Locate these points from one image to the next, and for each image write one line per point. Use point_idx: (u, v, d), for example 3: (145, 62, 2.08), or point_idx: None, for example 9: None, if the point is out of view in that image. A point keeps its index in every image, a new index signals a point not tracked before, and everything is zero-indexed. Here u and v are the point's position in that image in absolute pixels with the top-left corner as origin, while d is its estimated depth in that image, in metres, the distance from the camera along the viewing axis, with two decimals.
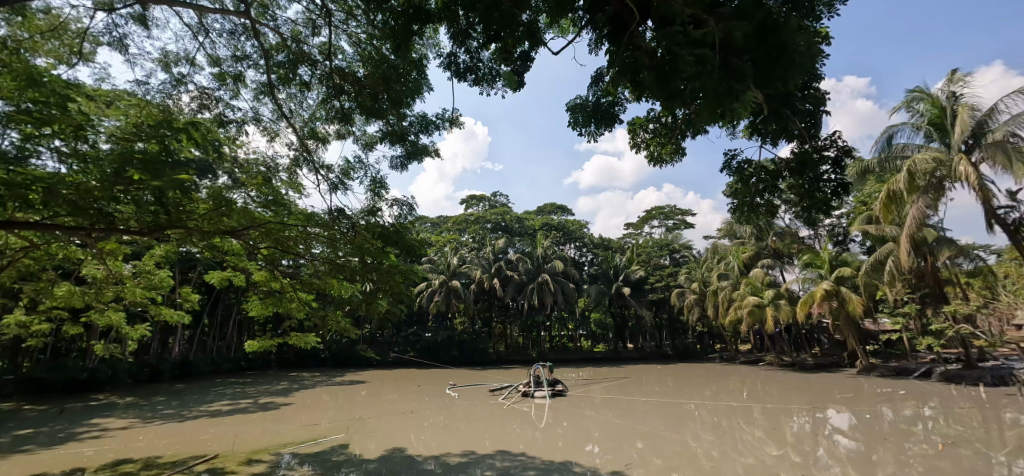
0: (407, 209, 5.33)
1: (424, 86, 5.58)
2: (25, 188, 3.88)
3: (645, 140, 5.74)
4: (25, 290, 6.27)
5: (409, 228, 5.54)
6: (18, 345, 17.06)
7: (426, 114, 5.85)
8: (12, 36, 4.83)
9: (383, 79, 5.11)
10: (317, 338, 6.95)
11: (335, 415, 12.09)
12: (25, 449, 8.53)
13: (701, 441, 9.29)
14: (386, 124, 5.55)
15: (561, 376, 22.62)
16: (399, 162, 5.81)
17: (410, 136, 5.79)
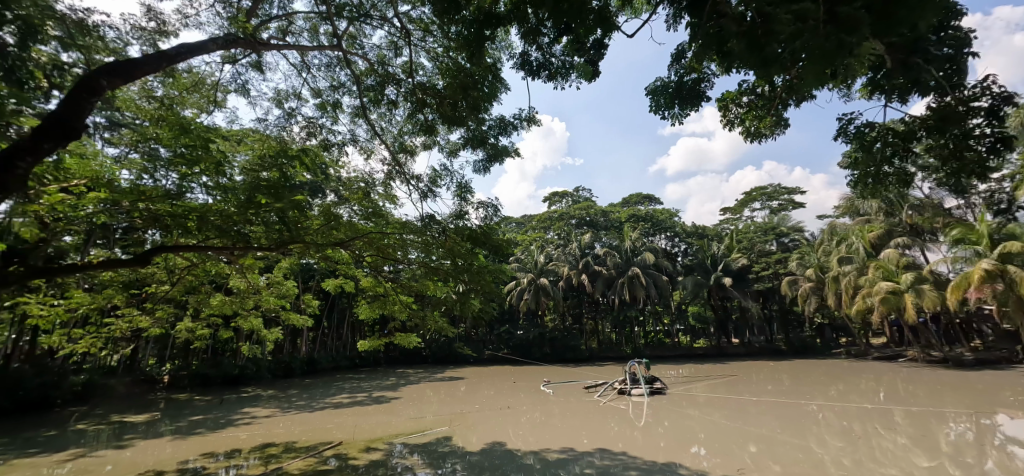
0: (492, 211, 5.68)
1: (501, 88, 5.76)
2: (182, 217, 4.96)
3: (739, 116, 5.46)
4: (191, 301, 7.66)
5: (495, 229, 5.89)
6: (188, 347, 20.72)
7: (504, 116, 6.10)
8: (168, 95, 5.95)
9: (461, 88, 5.40)
10: (418, 338, 7.56)
11: (441, 409, 12.96)
12: (199, 432, 10.39)
13: (827, 447, 8.46)
14: (467, 130, 5.90)
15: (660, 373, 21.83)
16: (483, 165, 6.14)
17: (491, 140, 6.10)
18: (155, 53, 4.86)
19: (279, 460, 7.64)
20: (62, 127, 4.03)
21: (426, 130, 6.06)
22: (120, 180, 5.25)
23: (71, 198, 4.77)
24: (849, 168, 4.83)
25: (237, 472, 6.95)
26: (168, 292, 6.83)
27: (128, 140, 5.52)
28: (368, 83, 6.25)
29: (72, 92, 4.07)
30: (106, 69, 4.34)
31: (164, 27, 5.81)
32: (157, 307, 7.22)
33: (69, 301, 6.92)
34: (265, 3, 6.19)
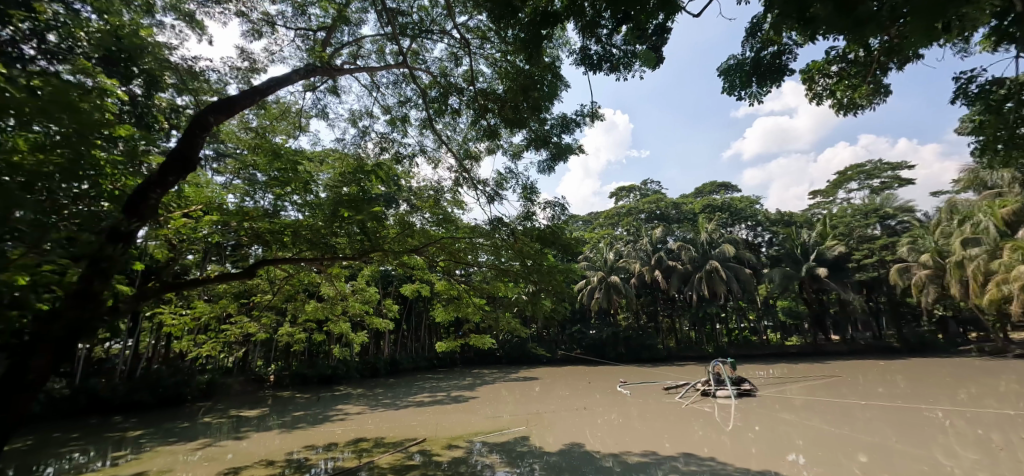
0: (559, 210, 5.65)
1: (561, 86, 5.70)
2: (277, 233, 5.61)
3: (828, 87, 5.07)
4: (290, 309, 8.50)
5: (563, 228, 5.87)
6: (288, 349, 22.96)
7: (566, 113, 6.08)
8: (262, 125, 6.70)
9: (522, 90, 5.48)
10: (493, 338, 7.81)
11: (518, 409, 13.20)
12: (301, 426, 11.52)
13: (958, 460, 7.49)
14: (530, 131, 6.02)
15: (747, 374, 20.49)
16: (548, 165, 6.21)
17: (554, 138, 6.12)
18: (249, 88, 5.52)
19: (371, 454, 8.26)
20: (182, 160, 4.75)
21: (490, 135, 6.26)
22: (228, 203, 6.01)
23: (191, 221, 5.55)
24: (975, 134, 4.28)
25: (336, 464, 7.63)
26: (271, 301, 7.66)
27: (232, 168, 6.31)
28: (432, 95, 6.59)
29: (189, 130, 4.84)
30: (212, 107, 5.11)
31: (256, 65, 6.58)
32: (262, 314, 8.12)
33: (192, 310, 7.99)
34: (339, 32, 6.76)
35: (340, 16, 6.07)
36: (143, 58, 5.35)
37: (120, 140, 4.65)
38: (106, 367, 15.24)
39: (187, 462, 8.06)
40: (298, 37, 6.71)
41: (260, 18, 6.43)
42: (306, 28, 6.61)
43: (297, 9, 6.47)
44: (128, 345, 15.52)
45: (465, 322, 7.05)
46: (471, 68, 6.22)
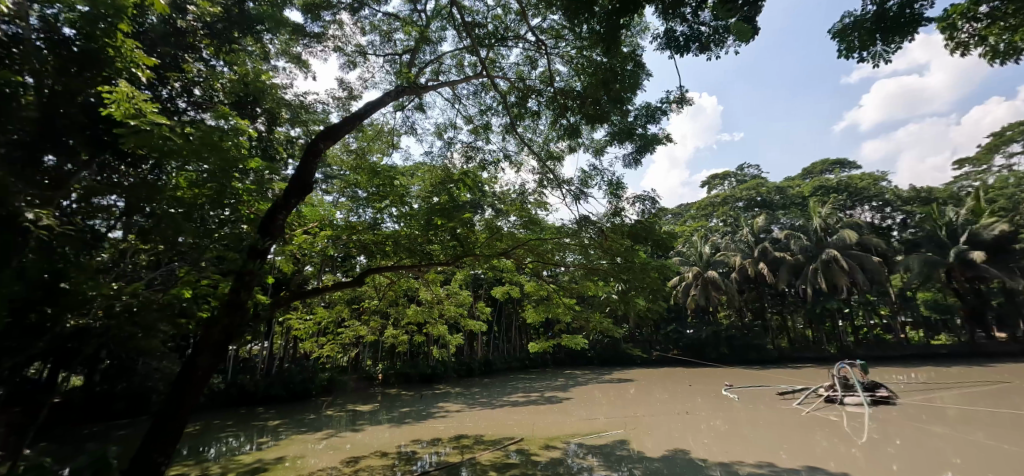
0: (649, 203, 5.49)
1: (645, 74, 5.52)
2: (380, 244, 6.16)
3: (976, 32, 4.25)
4: (394, 314, 9.22)
5: (655, 222, 5.67)
6: (393, 350, 24.89)
7: (650, 102, 5.84)
8: (361, 146, 7.39)
9: (602, 83, 5.40)
10: (585, 339, 7.78)
11: (614, 412, 12.96)
12: (409, 422, 12.43)
13: None
14: (611, 125, 5.95)
15: (881, 379, 17.98)
16: (635, 158, 6.06)
17: (638, 130, 5.94)
18: (349, 114, 6.06)
19: (473, 451, 8.68)
20: (300, 183, 5.39)
21: (571, 133, 6.30)
22: (337, 219, 6.70)
23: (309, 238, 6.27)
24: None
25: (442, 459, 8.14)
26: (377, 306, 8.39)
27: (339, 187, 7.04)
28: (512, 100, 6.77)
29: (304, 158, 5.51)
30: (319, 135, 5.77)
31: (353, 92, 7.29)
32: (371, 319, 8.92)
33: (313, 316, 9.00)
34: (421, 52, 7.23)
35: (422, 37, 6.49)
36: (264, 99, 6.22)
37: (249, 174, 5.32)
38: (249, 365, 17.80)
39: (316, 450, 9.14)
40: (387, 62, 7.29)
41: (354, 50, 7.11)
42: (393, 53, 7.18)
43: (383, 37, 7.05)
44: (265, 346, 17.97)
45: (556, 323, 7.12)
46: (548, 68, 6.29)
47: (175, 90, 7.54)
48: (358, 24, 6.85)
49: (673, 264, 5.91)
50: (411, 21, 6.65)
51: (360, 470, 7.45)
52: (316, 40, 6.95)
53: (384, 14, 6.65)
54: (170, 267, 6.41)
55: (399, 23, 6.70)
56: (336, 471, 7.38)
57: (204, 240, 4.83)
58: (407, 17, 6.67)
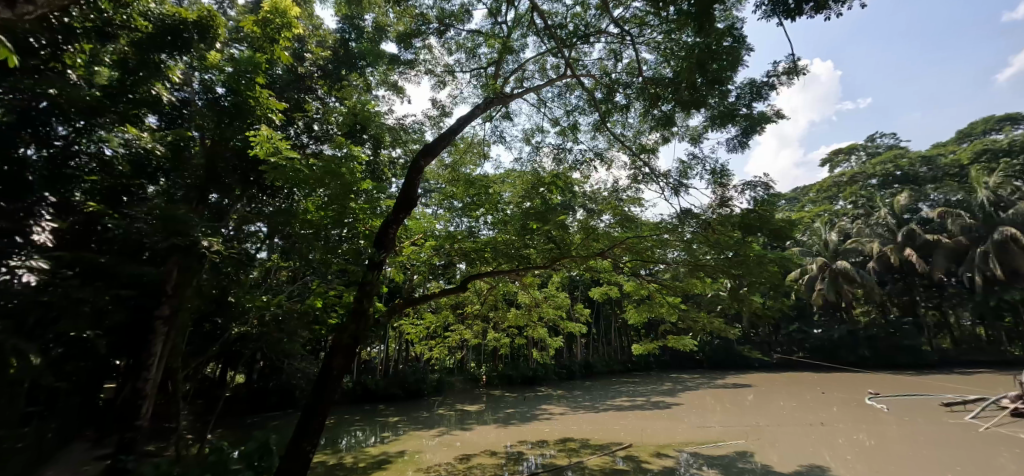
0: (762, 189, 5.05)
1: (746, 48, 5.01)
2: (479, 251, 6.45)
3: None
4: (496, 318, 9.52)
5: (772, 210, 5.19)
6: (495, 352, 25.78)
7: (755, 78, 5.31)
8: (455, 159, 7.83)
9: (698, 65, 4.91)
10: (693, 341, 7.36)
11: (730, 420, 12.02)
12: (514, 423, 12.77)
13: None
14: (710, 108, 5.58)
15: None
16: (742, 140, 5.59)
17: (742, 111, 5.44)
18: (443, 131, 6.46)
19: (580, 455, 8.65)
20: (405, 199, 5.86)
21: (665, 122, 6.03)
22: (438, 229, 7.15)
23: (416, 248, 6.75)
24: None
25: (549, 461, 8.25)
26: (479, 311, 8.79)
27: (437, 200, 7.51)
28: (598, 97, 6.67)
29: (409, 176, 5.99)
30: (419, 154, 6.24)
31: (445, 110, 7.77)
32: (474, 323, 9.34)
33: (422, 321, 9.68)
34: (505, 62, 7.47)
35: (504, 48, 6.70)
36: (369, 126, 6.88)
37: (362, 194, 5.88)
38: (370, 367, 19.69)
39: (432, 446, 9.80)
40: (473, 77, 7.65)
41: (443, 70, 7.57)
42: (479, 68, 7.50)
43: (469, 54, 7.42)
44: (382, 349, 19.77)
45: (661, 323, 6.82)
46: (635, 59, 6.10)
47: (300, 128, 8.72)
48: (445, 46, 7.28)
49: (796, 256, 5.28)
50: (493, 34, 6.90)
51: (473, 467, 7.85)
52: (409, 66, 7.53)
53: (468, 32, 6.96)
54: (304, 281, 7.38)
55: (483, 38, 6.98)
56: (452, 468, 7.86)
57: (332, 255, 5.52)
58: (489, 31, 6.92)
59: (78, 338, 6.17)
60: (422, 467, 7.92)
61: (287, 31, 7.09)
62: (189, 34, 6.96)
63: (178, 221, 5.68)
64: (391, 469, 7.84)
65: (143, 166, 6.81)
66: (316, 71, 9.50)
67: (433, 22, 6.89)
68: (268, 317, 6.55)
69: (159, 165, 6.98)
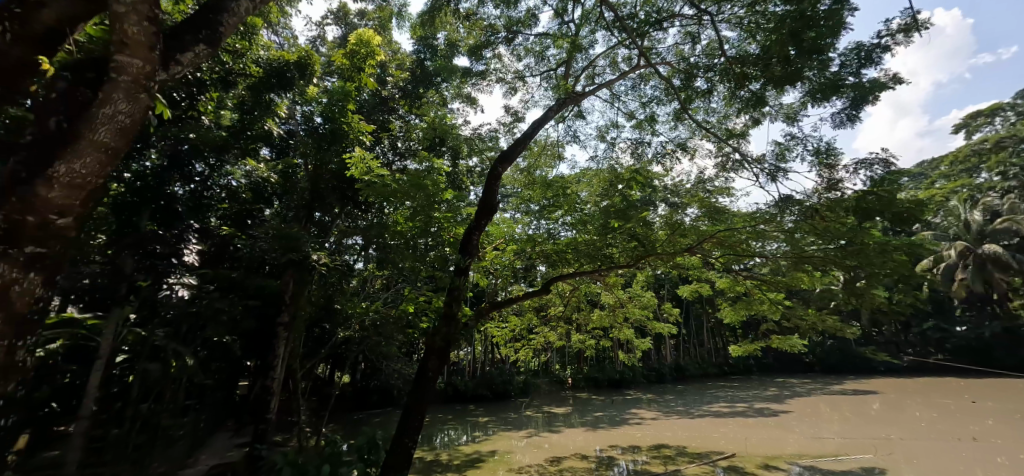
0: (878, 167, 4.48)
1: (847, 10, 4.48)
2: (560, 252, 6.44)
3: None
4: (580, 320, 9.43)
5: (898, 189, 4.46)
6: (581, 354, 25.53)
7: (860, 43, 4.74)
8: (530, 162, 7.91)
9: (789, 36, 4.49)
10: (802, 341, 6.65)
11: (851, 431, 10.71)
12: (603, 426, 12.54)
13: None
14: (808, 82, 5.07)
15: None
16: (850, 113, 4.99)
17: (847, 81, 4.84)
18: (518, 136, 6.58)
19: (676, 462, 8.24)
20: (486, 205, 6.06)
21: (755, 103, 5.61)
22: (517, 233, 7.26)
23: (498, 253, 6.92)
24: None
25: (643, 467, 7.97)
26: (563, 313, 8.76)
27: (514, 204, 7.65)
28: (675, 84, 6.37)
29: (488, 183, 6.19)
30: (496, 161, 6.42)
31: (518, 115, 7.91)
32: (558, 325, 9.32)
33: (507, 324, 9.86)
34: (575, 61, 7.44)
35: (574, 46, 6.67)
36: (448, 138, 7.21)
37: (445, 203, 6.18)
38: (459, 368, 20.51)
39: (522, 447, 9.93)
40: (543, 80, 7.71)
41: (514, 77, 7.72)
42: (549, 70, 7.54)
43: (538, 57, 7.49)
44: (469, 352, 20.51)
45: (762, 322, 6.27)
46: (715, 39, 5.75)
47: (386, 146, 9.40)
48: (514, 53, 7.43)
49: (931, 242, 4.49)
50: (561, 34, 6.90)
51: (564, 470, 7.84)
52: (481, 77, 7.78)
53: (536, 35, 7.04)
54: (397, 289, 7.91)
55: (551, 40, 7.02)
56: (543, 470, 7.92)
57: (421, 263, 5.83)
58: (558, 32, 6.93)
59: (218, 342, 7.37)
60: (513, 468, 8.05)
61: (371, 59, 7.85)
62: (291, 74, 7.88)
63: (292, 239, 6.47)
64: (483, 469, 8.07)
65: (261, 192, 7.87)
66: (398, 92, 10.19)
67: (502, 31, 7.07)
68: (367, 322, 7.12)
69: (273, 190, 7.94)
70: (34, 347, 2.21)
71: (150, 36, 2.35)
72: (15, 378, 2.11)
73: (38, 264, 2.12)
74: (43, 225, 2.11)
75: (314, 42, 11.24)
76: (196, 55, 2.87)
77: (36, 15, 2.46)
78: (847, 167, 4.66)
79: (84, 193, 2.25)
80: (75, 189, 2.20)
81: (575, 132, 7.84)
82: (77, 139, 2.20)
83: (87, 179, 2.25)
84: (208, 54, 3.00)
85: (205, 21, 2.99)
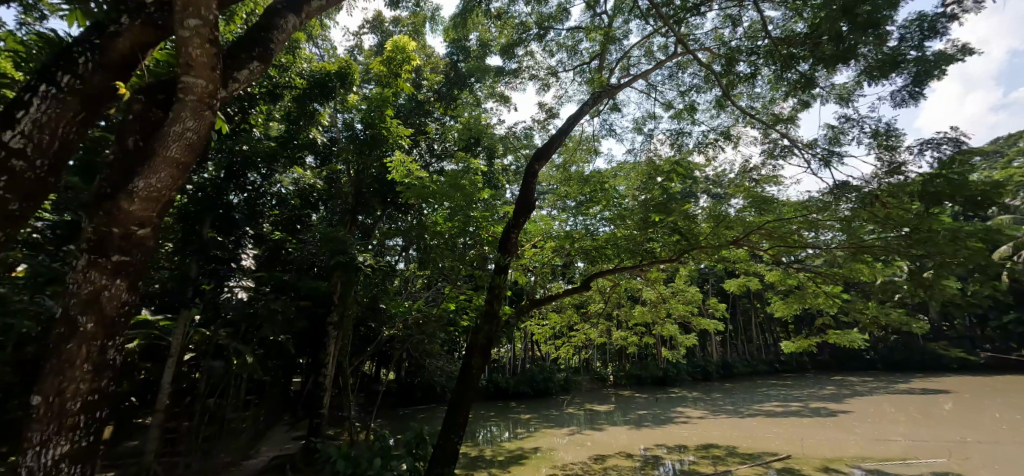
0: (946, 146, 4.15)
1: None
2: (600, 248, 6.33)
3: None
4: (621, 316, 9.28)
5: (971, 170, 4.13)
6: (622, 351, 25.15)
7: (921, 13, 4.41)
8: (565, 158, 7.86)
9: (841, 11, 4.22)
10: (862, 336, 6.25)
11: (920, 433, 10.00)
12: (648, 425, 12.31)
13: None
14: (863, 59, 4.77)
15: None
16: (913, 91, 4.64)
17: (908, 55, 4.51)
18: (554, 132, 6.56)
19: (726, 463, 7.99)
20: (524, 203, 6.09)
21: (803, 85, 5.33)
22: (555, 230, 7.24)
23: (537, 250, 6.91)
24: None
25: (691, 467, 7.77)
26: (603, 310, 8.65)
27: (551, 201, 7.64)
28: (716, 70, 6.13)
29: (525, 181, 6.20)
30: (532, 158, 6.42)
31: (552, 111, 7.88)
32: (599, 322, 9.22)
33: (547, 321, 9.84)
34: (608, 53, 7.32)
35: (607, 38, 6.55)
36: (483, 138, 7.27)
37: (481, 202, 6.25)
38: (500, 366, 20.70)
39: (564, 445, 9.92)
40: (577, 74, 7.63)
41: (547, 73, 7.69)
42: (582, 63, 7.46)
43: (571, 52, 7.43)
44: (510, 349, 20.66)
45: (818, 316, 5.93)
46: (758, 20, 5.50)
47: (423, 149, 9.62)
48: (546, 49, 7.40)
49: (1010, 226, 4.13)
50: (594, 26, 6.80)
51: (609, 469, 7.77)
52: (514, 76, 7.80)
53: (568, 30, 6.97)
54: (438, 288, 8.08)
55: (583, 33, 6.93)
56: (588, 468, 7.87)
57: (461, 262, 5.88)
58: (590, 24, 6.84)
59: (273, 342, 7.69)
60: (557, 466, 8.04)
61: (407, 64, 8.02)
62: (333, 83, 8.20)
63: (339, 241, 6.76)
64: (527, 466, 8.11)
65: (308, 198, 8.28)
66: (433, 95, 10.39)
67: (533, 28, 7.04)
68: (411, 320, 7.31)
69: (319, 195, 8.31)
70: (123, 346, 2.44)
71: (211, 56, 2.53)
72: (108, 374, 2.33)
73: (124, 270, 2.33)
74: (126, 236, 2.33)
75: (351, 51, 11.65)
76: (251, 72, 3.07)
77: (115, 45, 2.71)
78: (911, 149, 4.35)
79: (160, 205, 2.46)
80: (152, 202, 2.40)
81: (611, 126, 7.72)
82: (153, 156, 2.41)
83: (162, 192, 2.45)
84: (262, 70, 3.19)
85: (258, 39, 3.18)
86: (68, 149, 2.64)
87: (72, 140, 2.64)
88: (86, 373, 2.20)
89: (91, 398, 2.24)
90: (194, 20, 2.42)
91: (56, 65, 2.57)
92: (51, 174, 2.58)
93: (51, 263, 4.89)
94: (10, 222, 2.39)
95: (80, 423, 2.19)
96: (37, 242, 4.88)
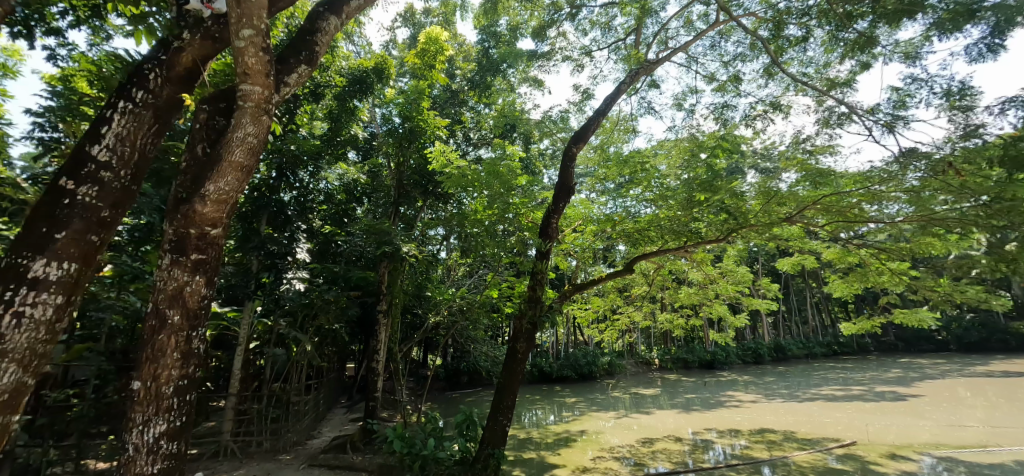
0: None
1: None
2: (642, 230, 6.01)
3: None
4: (664, 298, 9.06)
5: None
6: (667, 334, 24.70)
7: None
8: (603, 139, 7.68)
9: None
10: (934, 316, 5.81)
11: (1002, 419, 9.24)
12: (697, 409, 12.07)
13: None
14: (933, 11, 4.40)
15: None
16: (993, 42, 4.19)
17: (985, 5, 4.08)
18: (590, 114, 6.40)
19: (783, 449, 7.73)
20: (563, 187, 5.98)
21: (862, 45, 4.95)
22: (595, 213, 7.20)
23: (577, 235, 6.87)
24: None
25: (743, 451, 7.61)
26: (647, 292, 8.50)
27: (590, 183, 7.57)
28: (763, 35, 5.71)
29: (563, 165, 6.09)
30: (570, 141, 6.28)
31: (587, 93, 7.70)
32: (644, 305, 9.04)
33: (590, 306, 9.73)
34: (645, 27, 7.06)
35: (644, 11, 6.24)
36: (519, 124, 7.23)
37: (519, 189, 6.24)
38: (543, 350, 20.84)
39: (611, 428, 9.93)
40: (611, 51, 7.41)
41: (580, 53, 7.52)
42: (617, 40, 7.24)
43: (605, 29, 7.22)
44: (552, 334, 20.75)
45: (883, 296, 5.44)
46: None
47: (460, 138, 9.86)
48: (579, 28, 7.20)
49: None
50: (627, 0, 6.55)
51: (658, 452, 7.74)
52: (547, 58, 7.66)
53: (601, 6, 6.77)
54: (479, 275, 8.40)
55: (617, 8, 6.70)
56: (636, 452, 7.85)
57: (501, 249, 5.83)
58: None
59: (329, 329, 8.04)
60: (605, 448, 8.10)
61: (441, 54, 8.01)
62: (371, 79, 8.40)
63: (384, 233, 6.98)
64: (575, 448, 8.22)
65: (352, 192, 8.60)
66: (467, 84, 10.45)
67: (565, 8, 6.84)
68: (455, 306, 7.47)
69: (363, 188, 8.63)
70: (206, 337, 2.66)
71: (265, 64, 2.67)
72: (195, 361, 2.54)
73: (202, 268, 2.55)
74: (202, 236, 2.55)
75: (386, 45, 11.88)
76: (300, 75, 3.20)
77: (180, 58, 2.92)
78: (991, 108, 3.98)
79: (229, 207, 2.64)
80: (222, 204, 2.59)
81: (649, 102, 7.46)
82: (220, 162, 2.59)
83: (230, 195, 2.63)
84: (309, 73, 3.33)
85: (303, 42, 3.32)
86: (145, 158, 2.88)
87: (149, 150, 2.89)
88: (176, 360, 2.42)
89: (182, 382, 2.46)
90: (248, 30, 2.55)
91: (131, 82, 2.81)
92: (134, 183, 2.83)
93: (132, 263, 5.43)
94: (104, 228, 2.65)
95: (174, 405, 2.42)
96: (119, 244, 5.42)
